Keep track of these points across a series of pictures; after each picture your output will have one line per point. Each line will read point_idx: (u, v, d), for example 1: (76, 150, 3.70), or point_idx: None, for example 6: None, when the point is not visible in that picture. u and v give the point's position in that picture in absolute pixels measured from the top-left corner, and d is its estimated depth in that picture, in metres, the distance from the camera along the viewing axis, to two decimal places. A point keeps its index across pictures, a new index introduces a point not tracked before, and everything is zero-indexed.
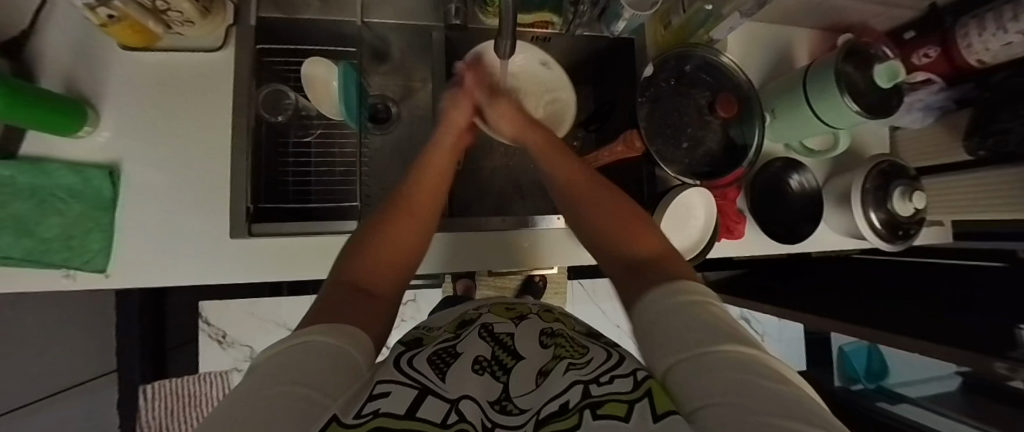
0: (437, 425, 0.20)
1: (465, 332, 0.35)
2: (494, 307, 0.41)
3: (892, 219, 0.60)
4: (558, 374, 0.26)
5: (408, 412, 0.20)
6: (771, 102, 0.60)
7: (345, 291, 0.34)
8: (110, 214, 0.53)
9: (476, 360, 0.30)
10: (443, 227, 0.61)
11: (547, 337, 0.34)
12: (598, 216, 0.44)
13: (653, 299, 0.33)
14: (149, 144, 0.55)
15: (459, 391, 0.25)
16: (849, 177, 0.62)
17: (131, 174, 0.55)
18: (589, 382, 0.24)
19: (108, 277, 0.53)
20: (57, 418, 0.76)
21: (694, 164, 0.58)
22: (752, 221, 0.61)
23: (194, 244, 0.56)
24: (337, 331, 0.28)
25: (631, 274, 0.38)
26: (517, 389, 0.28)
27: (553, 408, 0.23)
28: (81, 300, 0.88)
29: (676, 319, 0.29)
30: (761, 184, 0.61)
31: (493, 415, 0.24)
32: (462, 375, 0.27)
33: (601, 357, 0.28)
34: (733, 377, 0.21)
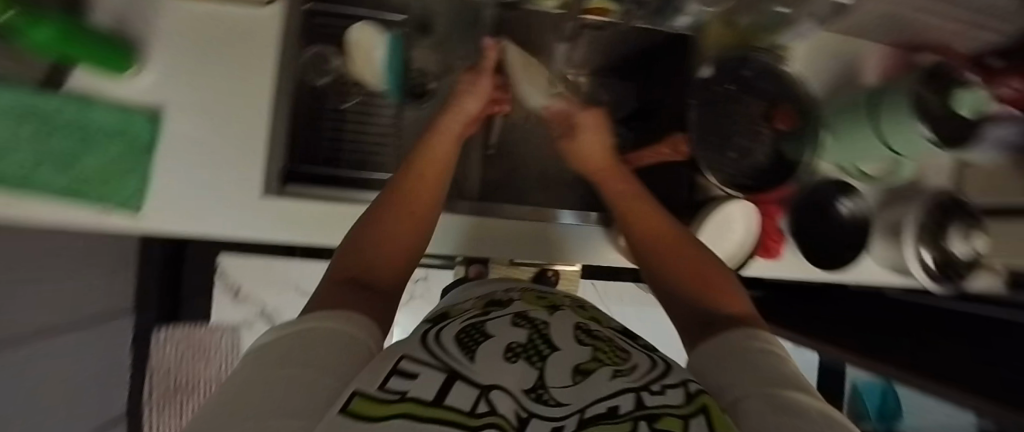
0: (468, 415, 0.19)
1: (496, 315, 0.33)
2: (525, 294, 0.40)
3: (948, 259, 0.57)
4: (604, 378, 0.27)
5: (437, 399, 0.19)
6: (832, 120, 0.58)
7: (343, 285, 0.31)
8: (147, 158, 0.53)
9: (508, 346, 0.28)
10: (471, 210, 0.61)
11: (584, 334, 0.33)
12: (667, 259, 0.44)
13: (719, 341, 0.33)
14: (191, 92, 0.55)
15: (493, 379, 0.24)
16: (903, 209, 0.59)
17: (172, 121, 0.55)
18: (641, 390, 0.25)
19: (141, 219, 0.54)
20: (104, 346, 0.81)
21: (740, 174, 0.54)
22: (792, 242, 0.58)
23: (226, 198, 0.56)
24: (347, 317, 0.27)
25: (698, 323, 0.38)
26: (554, 380, 0.26)
27: (599, 408, 0.23)
28: (120, 240, 0.91)
29: (745, 360, 0.30)
30: (806, 205, 0.58)
31: (529, 404, 0.23)
32: (494, 360, 0.26)
33: (645, 366, 0.29)
34: (795, 420, 0.21)
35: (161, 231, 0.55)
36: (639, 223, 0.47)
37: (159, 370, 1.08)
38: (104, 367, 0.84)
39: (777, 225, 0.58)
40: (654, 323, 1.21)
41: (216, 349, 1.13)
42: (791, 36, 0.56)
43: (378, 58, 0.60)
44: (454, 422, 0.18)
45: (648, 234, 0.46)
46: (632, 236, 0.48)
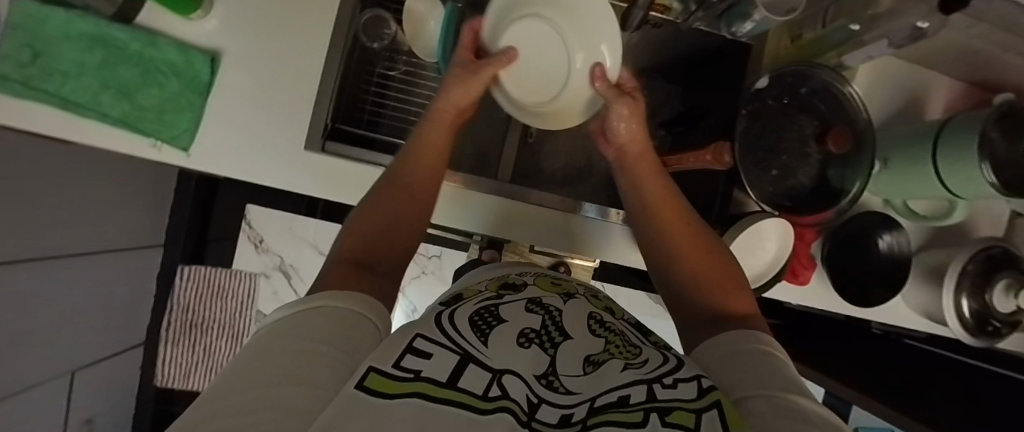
0: (479, 398, 0.21)
1: (511, 299, 0.34)
2: (539, 280, 0.41)
3: (987, 314, 0.55)
4: (615, 368, 0.27)
5: (449, 382, 0.21)
6: (887, 150, 0.57)
7: (349, 266, 0.33)
8: (202, 99, 0.56)
9: (522, 332, 0.29)
10: (500, 191, 0.61)
11: (597, 325, 0.33)
12: (684, 258, 0.44)
13: (724, 340, 0.34)
14: (251, 42, 0.58)
15: (505, 364, 0.25)
16: (949, 254, 0.56)
17: (229, 66, 0.57)
18: (653, 382, 0.25)
19: (189, 157, 0.57)
20: (87, 274, 0.83)
21: (779, 194, 0.53)
22: (822, 271, 0.57)
23: (269, 147, 0.58)
24: (349, 299, 0.28)
25: (706, 321, 0.38)
26: (564, 368, 0.27)
27: (610, 397, 0.23)
28: (136, 173, 0.94)
29: (745, 363, 0.30)
30: (845, 234, 0.56)
31: (539, 389, 0.24)
32: (507, 346, 0.27)
33: (657, 360, 0.29)
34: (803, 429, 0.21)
35: (208, 172, 0.58)
36: (661, 219, 0.47)
37: (180, 305, 1.14)
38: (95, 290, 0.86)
39: (810, 250, 0.56)
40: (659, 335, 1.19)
41: (232, 295, 1.15)
42: (858, 56, 0.53)
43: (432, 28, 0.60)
44: (466, 404, 0.20)
45: (667, 230, 0.46)
46: (651, 233, 0.47)
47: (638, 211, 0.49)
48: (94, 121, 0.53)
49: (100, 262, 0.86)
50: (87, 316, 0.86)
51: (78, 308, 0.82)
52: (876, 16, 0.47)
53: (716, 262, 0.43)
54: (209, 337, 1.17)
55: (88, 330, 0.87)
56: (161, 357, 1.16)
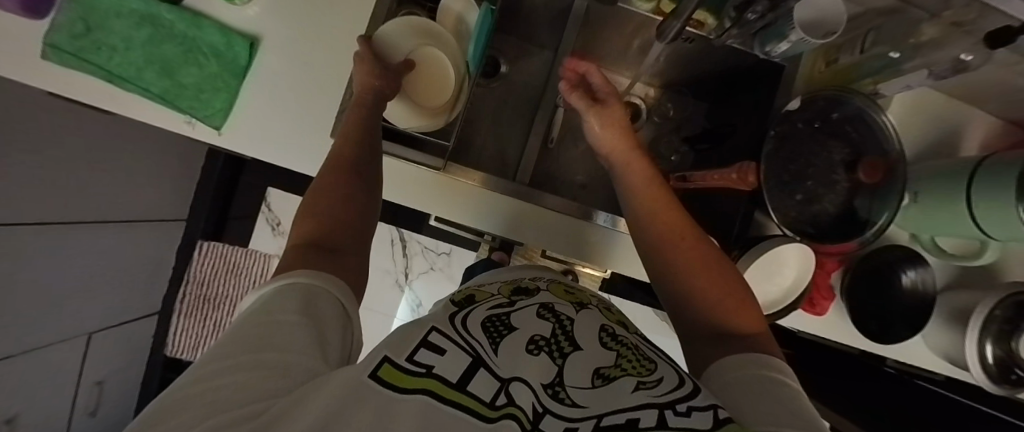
0: (486, 405, 0.21)
1: (523, 304, 0.34)
2: (553, 286, 0.41)
3: (1011, 362, 0.53)
4: (627, 388, 0.27)
5: (459, 384, 0.22)
6: (919, 184, 0.55)
7: (303, 249, 0.32)
8: (238, 80, 0.58)
9: (531, 339, 0.30)
10: (517, 193, 0.62)
11: (610, 337, 0.33)
12: (687, 263, 0.43)
13: (726, 365, 0.34)
14: (288, 29, 0.59)
15: (513, 372, 0.25)
16: (972, 297, 0.54)
17: (266, 51, 0.59)
18: (664, 408, 0.24)
19: (221, 136, 0.58)
20: (112, 242, 0.86)
21: (803, 219, 0.52)
22: (841, 303, 0.55)
23: (298, 133, 0.60)
24: (314, 273, 0.28)
25: (710, 339, 0.39)
26: (573, 380, 0.27)
27: (618, 419, 0.23)
28: (168, 148, 0.98)
29: (752, 390, 0.30)
30: (868, 267, 0.55)
31: (546, 400, 0.24)
32: (516, 354, 0.28)
33: (671, 381, 0.28)
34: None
35: (238, 152, 0.60)
36: (665, 222, 0.46)
37: (195, 278, 1.15)
38: (118, 258, 0.90)
39: (830, 281, 0.55)
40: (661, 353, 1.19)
41: (246, 274, 1.14)
42: (895, 85, 0.52)
43: (472, 21, 0.60)
44: (473, 410, 0.20)
45: (669, 223, 0.46)
46: (654, 233, 0.46)
47: (643, 210, 0.48)
48: (135, 95, 0.55)
49: (127, 230, 0.89)
50: (111, 280, 0.89)
51: (103, 271, 0.86)
52: (920, 44, 0.47)
53: (724, 279, 0.43)
54: (219, 313, 1.18)
55: (109, 295, 0.90)
56: (174, 327, 1.19)
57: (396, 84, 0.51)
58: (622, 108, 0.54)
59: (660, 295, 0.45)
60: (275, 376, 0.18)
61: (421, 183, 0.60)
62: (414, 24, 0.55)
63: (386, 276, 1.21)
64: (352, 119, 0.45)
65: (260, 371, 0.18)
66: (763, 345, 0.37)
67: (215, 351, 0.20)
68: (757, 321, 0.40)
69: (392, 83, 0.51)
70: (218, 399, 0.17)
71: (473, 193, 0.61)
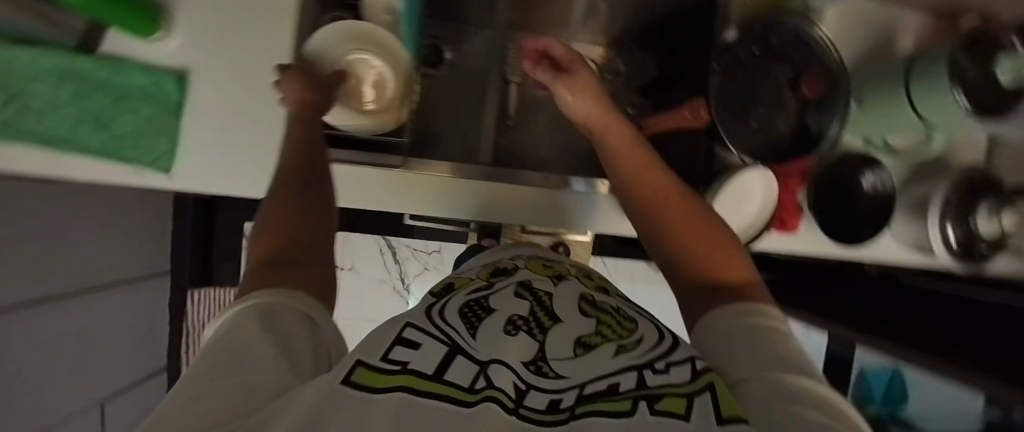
0: (466, 389, 0.22)
1: (502, 285, 0.35)
2: (532, 263, 0.42)
3: (971, 236, 0.56)
4: (607, 354, 0.28)
5: (436, 374, 0.22)
6: (864, 89, 0.57)
7: (267, 269, 0.32)
8: (176, 119, 0.56)
9: (509, 318, 0.30)
10: (487, 176, 0.62)
11: (589, 305, 0.34)
12: (671, 221, 0.45)
13: (716, 317, 0.36)
14: (216, 57, 0.57)
15: (492, 354, 0.26)
16: (926, 187, 0.57)
17: (198, 84, 0.57)
18: (643, 369, 0.26)
19: (171, 178, 0.58)
20: (97, 312, 0.83)
21: (761, 146, 0.54)
22: (810, 216, 0.57)
23: (249, 158, 0.59)
24: (276, 291, 0.29)
25: (700, 293, 0.40)
26: (555, 352, 0.28)
27: (600, 386, 0.25)
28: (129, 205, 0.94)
29: (736, 340, 0.32)
30: (828, 178, 0.57)
31: (531, 377, 0.25)
32: (494, 334, 0.29)
33: (650, 338, 0.31)
34: (803, 412, 0.23)
35: (198, 189, 0.59)
36: (646, 181, 0.47)
37: (195, 328, 1.15)
38: (107, 326, 0.87)
39: (796, 197, 0.57)
40: (656, 299, 1.27)
41: None
42: None
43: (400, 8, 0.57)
44: (452, 397, 0.21)
45: (649, 182, 0.47)
46: (637, 193, 0.47)
47: (622, 172, 0.49)
48: (73, 154, 0.54)
49: (109, 294, 0.88)
50: (108, 346, 0.88)
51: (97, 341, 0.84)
52: None
53: (707, 232, 0.44)
54: None
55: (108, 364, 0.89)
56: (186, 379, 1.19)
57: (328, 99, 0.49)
58: (589, 76, 0.53)
59: (650, 253, 0.47)
60: (239, 395, 0.19)
61: (388, 184, 0.61)
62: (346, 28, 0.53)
63: (382, 286, 1.21)
64: (292, 136, 0.44)
65: (234, 388, 0.19)
66: (749, 296, 0.38)
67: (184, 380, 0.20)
68: (740, 272, 0.41)
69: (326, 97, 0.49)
70: (187, 416, 0.17)
71: (438, 185, 0.61)
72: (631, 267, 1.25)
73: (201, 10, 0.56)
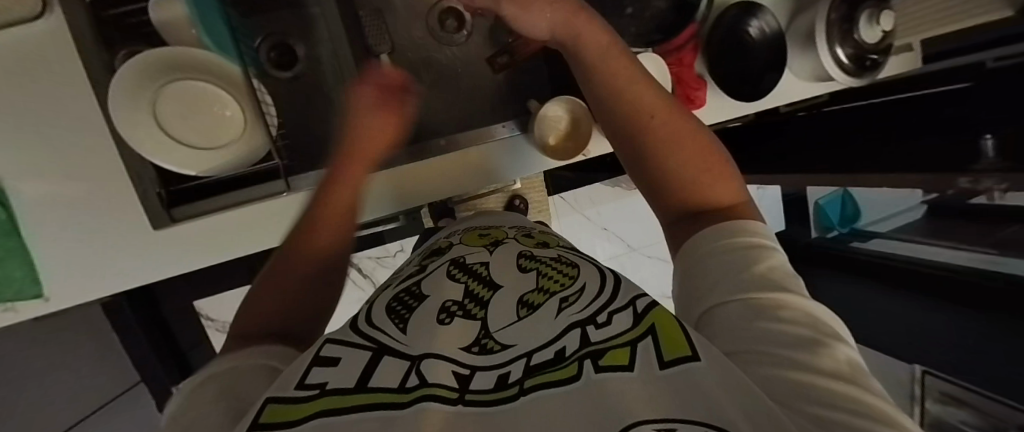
0: (396, 391, 0.19)
1: (434, 267, 0.34)
2: (466, 236, 0.41)
3: (860, 50, 0.57)
4: (551, 312, 0.26)
5: (360, 384, 0.19)
6: None
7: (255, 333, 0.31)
8: (16, 239, 0.49)
9: (443, 308, 0.28)
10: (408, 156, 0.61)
11: (526, 261, 0.33)
12: (653, 139, 0.42)
13: (704, 237, 0.34)
14: (24, 154, 0.48)
15: (427, 347, 0.23)
16: (814, 13, 0.56)
17: (18, 191, 0.48)
18: (587, 324, 0.24)
19: (50, 300, 0.52)
20: None
21: (645, 31, 0.52)
22: (712, 85, 0.57)
23: (120, 248, 0.52)
24: (245, 354, 0.27)
25: (685, 217, 0.39)
26: (497, 323, 0.26)
27: (547, 354, 0.22)
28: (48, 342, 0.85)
29: (715, 263, 0.30)
30: (720, 38, 0.54)
31: (475, 359, 0.23)
32: (425, 328, 0.26)
33: (593, 283, 0.29)
34: (773, 328, 0.24)
35: (93, 298, 0.53)
36: (634, 89, 0.45)
37: None
38: None
39: (695, 71, 0.56)
40: (623, 213, 1.31)
41: None
42: None
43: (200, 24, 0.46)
44: (384, 402, 0.18)
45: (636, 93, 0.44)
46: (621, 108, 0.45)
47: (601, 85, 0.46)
48: None
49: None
50: None
51: None
52: None
53: (691, 147, 0.42)
54: None
55: None
56: None
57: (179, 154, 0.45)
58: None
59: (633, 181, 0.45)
60: None
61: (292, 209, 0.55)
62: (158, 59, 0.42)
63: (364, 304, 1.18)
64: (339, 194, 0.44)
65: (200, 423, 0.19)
66: (737, 214, 0.36)
67: None
68: (727, 189, 0.39)
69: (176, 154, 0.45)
70: None
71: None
72: (591, 191, 1.26)
73: None
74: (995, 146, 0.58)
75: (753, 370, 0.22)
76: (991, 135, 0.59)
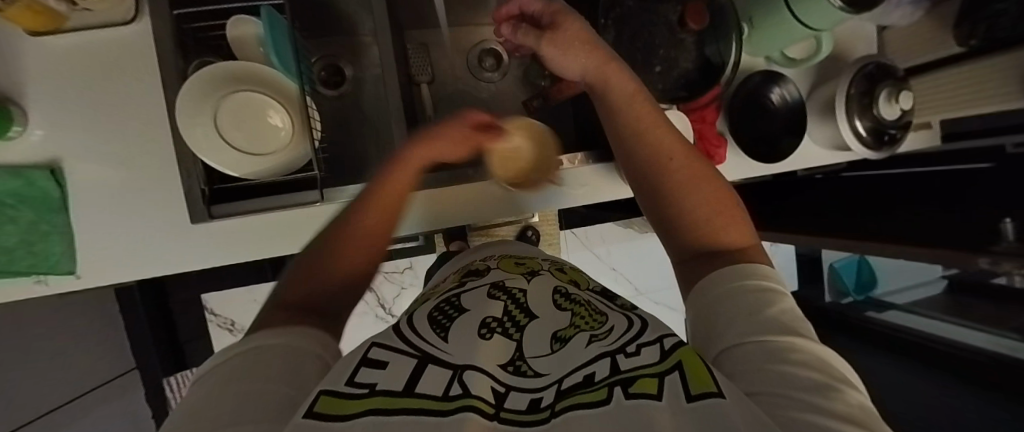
0: (439, 399, 0.21)
1: (473, 287, 0.36)
2: (502, 262, 0.43)
3: (878, 126, 0.58)
4: (581, 345, 0.27)
5: (406, 390, 0.21)
6: (749, 10, 0.56)
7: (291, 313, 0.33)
8: (64, 216, 0.52)
9: (484, 322, 0.30)
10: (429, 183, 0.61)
11: (563, 298, 0.34)
12: (675, 180, 0.44)
13: (717, 280, 0.34)
14: (88, 139, 0.52)
15: (466, 359, 0.25)
16: (833, 86, 0.59)
17: (75, 173, 0.53)
18: (616, 354, 0.25)
19: (81, 277, 0.54)
20: None
21: (670, 89, 0.55)
22: (733, 144, 0.59)
23: (153, 234, 0.55)
24: (283, 334, 0.29)
25: (700, 256, 0.40)
26: (532, 350, 0.28)
27: (577, 378, 0.23)
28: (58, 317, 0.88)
29: (728, 305, 0.31)
30: (740, 102, 0.58)
31: (508, 376, 0.25)
32: (465, 342, 0.28)
33: (622, 327, 0.30)
34: (794, 370, 0.23)
35: (120, 280, 0.55)
36: (658, 132, 0.46)
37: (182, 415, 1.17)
38: None
39: (716, 129, 0.59)
40: (633, 255, 1.30)
41: None
42: None
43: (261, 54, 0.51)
44: (425, 408, 0.19)
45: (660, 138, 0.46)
46: (647, 149, 0.46)
47: (630, 124, 0.47)
48: None
49: (63, 415, 0.83)
50: None
51: None
52: None
53: (708, 188, 0.44)
54: None
55: None
56: None
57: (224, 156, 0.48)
58: (581, 27, 0.48)
59: (649, 219, 0.46)
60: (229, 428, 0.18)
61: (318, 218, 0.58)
62: (208, 75, 0.46)
63: (364, 317, 1.17)
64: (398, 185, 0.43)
65: (243, 399, 0.21)
66: (750, 256, 0.37)
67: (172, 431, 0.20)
68: (741, 230, 0.41)
69: (222, 154, 0.48)
70: None
71: None
72: (603, 230, 1.27)
73: (57, 96, 0.51)
74: (1016, 231, 0.56)
75: (776, 411, 0.20)
76: (1011, 220, 0.58)
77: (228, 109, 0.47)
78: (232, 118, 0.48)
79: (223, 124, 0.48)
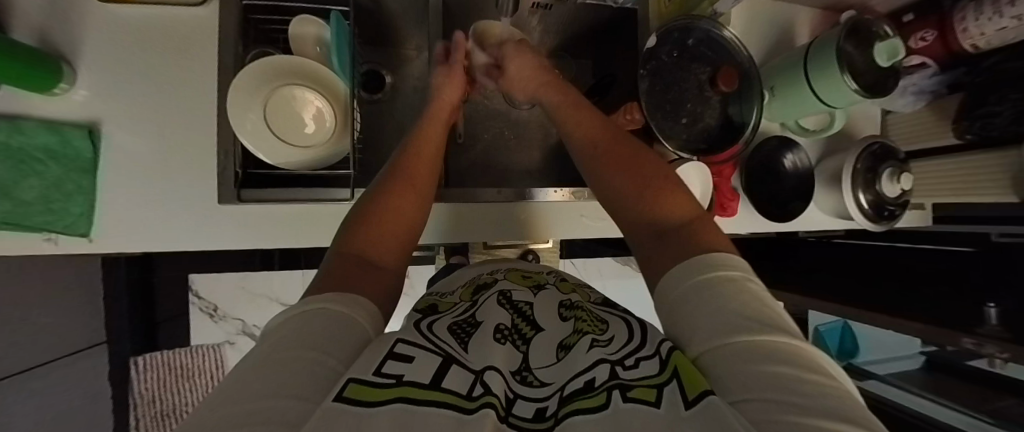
0: (464, 397, 0.21)
1: (484, 298, 0.38)
2: (511, 274, 0.44)
3: (880, 200, 0.62)
4: (582, 350, 0.28)
5: (432, 382, 0.22)
6: (772, 80, 0.61)
7: (352, 259, 0.36)
8: (91, 177, 0.52)
9: (497, 330, 0.32)
10: (449, 197, 0.63)
11: (566, 310, 0.37)
12: (631, 174, 0.43)
13: (673, 273, 0.32)
14: (131, 106, 0.54)
15: (484, 362, 0.26)
16: (841, 158, 0.64)
17: (111, 137, 0.53)
18: (614, 363, 0.25)
19: (92, 242, 0.53)
20: None
21: (693, 139, 0.58)
22: (744, 199, 0.63)
23: (178, 208, 0.55)
24: (337, 298, 0.30)
25: (657, 242, 0.37)
26: (538, 362, 0.30)
27: (577, 384, 0.24)
28: None
29: (692, 304, 0.28)
30: (754, 161, 0.62)
31: (516, 384, 0.26)
32: (482, 347, 0.29)
33: (622, 335, 0.29)
34: (771, 370, 0.20)
35: (132, 250, 0.54)
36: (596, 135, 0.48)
37: (142, 398, 1.11)
38: None
39: (730, 183, 0.62)
40: (626, 293, 1.31)
41: (199, 372, 1.14)
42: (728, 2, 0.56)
43: (319, 53, 0.54)
44: (452, 404, 0.20)
45: (608, 141, 0.47)
46: (597, 149, 0.47)
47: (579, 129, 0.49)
48: None
49: None
50: None
51: None
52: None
53: (670, 191, 0.41)
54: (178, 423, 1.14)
55: None
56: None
57: (269, 140, 0.49)
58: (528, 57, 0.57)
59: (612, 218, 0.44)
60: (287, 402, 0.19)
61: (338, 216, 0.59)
62: (271, 64, 0.48)
63: None
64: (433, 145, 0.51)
65: (297, 367, 0.22)
66: (704, 239, 0.35)
67: (235, 386, 0.21)
68: (710, 226, 0.38)
69: (260, 136, 0.49)
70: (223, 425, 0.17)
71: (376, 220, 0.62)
72: (599, 264, 1.29)
73: (111, 62, 0.53)
74: (999, 316, 0.60)
75: (762, 420, 0.17)
76: (996, 305, 0.62)
77: (282, 95, 0.50)
78: (284, 104, 0.50)
79: (264, 103, 0.49)
